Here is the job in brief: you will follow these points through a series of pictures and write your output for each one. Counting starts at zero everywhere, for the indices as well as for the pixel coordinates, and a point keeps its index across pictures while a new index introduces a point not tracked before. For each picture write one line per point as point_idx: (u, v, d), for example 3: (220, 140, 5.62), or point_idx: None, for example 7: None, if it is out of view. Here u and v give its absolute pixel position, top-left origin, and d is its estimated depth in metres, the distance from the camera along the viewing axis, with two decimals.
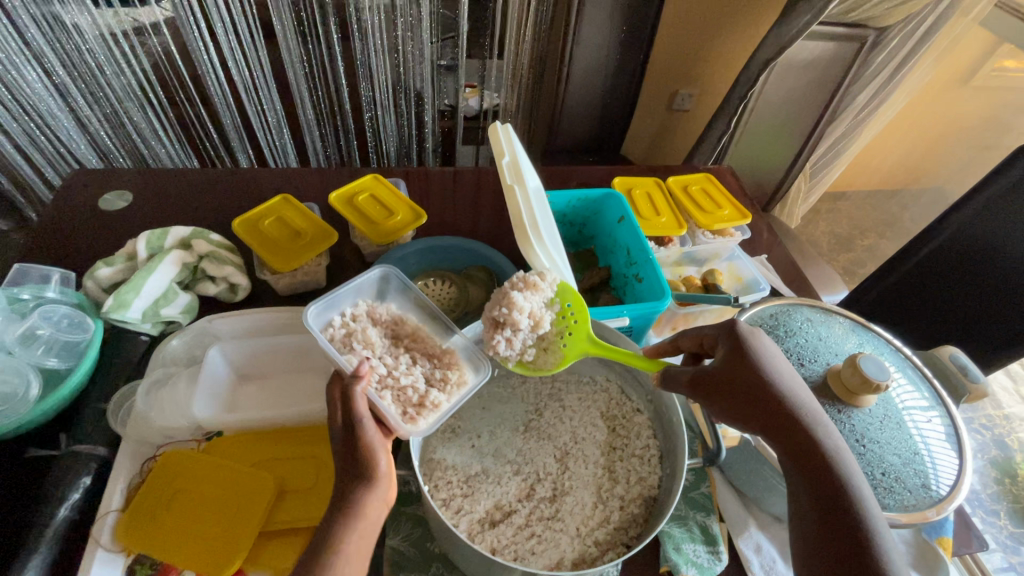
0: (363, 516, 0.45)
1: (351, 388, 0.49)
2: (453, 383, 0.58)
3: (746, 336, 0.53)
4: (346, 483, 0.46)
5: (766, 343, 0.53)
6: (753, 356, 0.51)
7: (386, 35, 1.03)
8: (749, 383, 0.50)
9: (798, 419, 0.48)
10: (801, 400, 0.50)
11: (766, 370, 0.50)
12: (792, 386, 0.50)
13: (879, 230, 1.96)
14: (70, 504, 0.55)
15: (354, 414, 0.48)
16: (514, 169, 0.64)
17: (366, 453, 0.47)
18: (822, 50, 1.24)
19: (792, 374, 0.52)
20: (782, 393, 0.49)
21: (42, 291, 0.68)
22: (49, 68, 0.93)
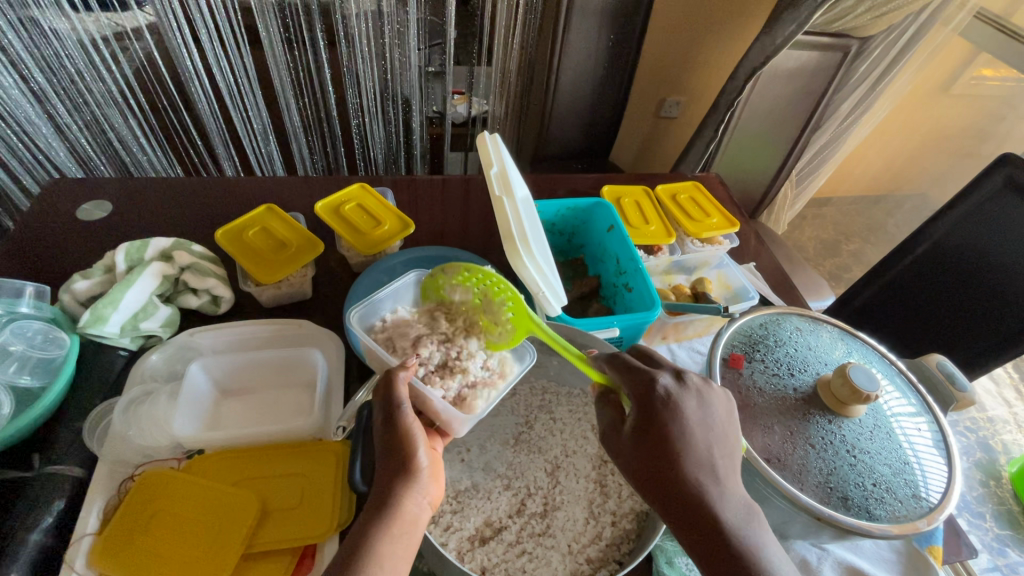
0: (398, 514, 0.46)
1: (395, 374, 0.51)
2: (498, 372, 0.59)
3: (657, 407, 0.47)
4: (389, 478, 0.48)
5: (683, 412, 0.47)
6: (660, 433, 0.47)
7: (373, 41, 1.02)
8: (646, 463, 0.47)
9: (700, 506, 0.45)
10: (708, 470, 0.46)
11: (672, 452, 0.46)
12: (700, 466, 0.46)
13: (863, 235, 1.98)
14: (42, 528, 0.53)
15: (393, 400, 0.50)
16: (503, 180, 0.63)
17: (406, 446, 0.49)
18: (808, 59, 1.26)
19: (705, 449, 0.47)
20: (687, 478, 0.46)
21: (15, 306, 0.65)
22: (27, 74, 0.91)
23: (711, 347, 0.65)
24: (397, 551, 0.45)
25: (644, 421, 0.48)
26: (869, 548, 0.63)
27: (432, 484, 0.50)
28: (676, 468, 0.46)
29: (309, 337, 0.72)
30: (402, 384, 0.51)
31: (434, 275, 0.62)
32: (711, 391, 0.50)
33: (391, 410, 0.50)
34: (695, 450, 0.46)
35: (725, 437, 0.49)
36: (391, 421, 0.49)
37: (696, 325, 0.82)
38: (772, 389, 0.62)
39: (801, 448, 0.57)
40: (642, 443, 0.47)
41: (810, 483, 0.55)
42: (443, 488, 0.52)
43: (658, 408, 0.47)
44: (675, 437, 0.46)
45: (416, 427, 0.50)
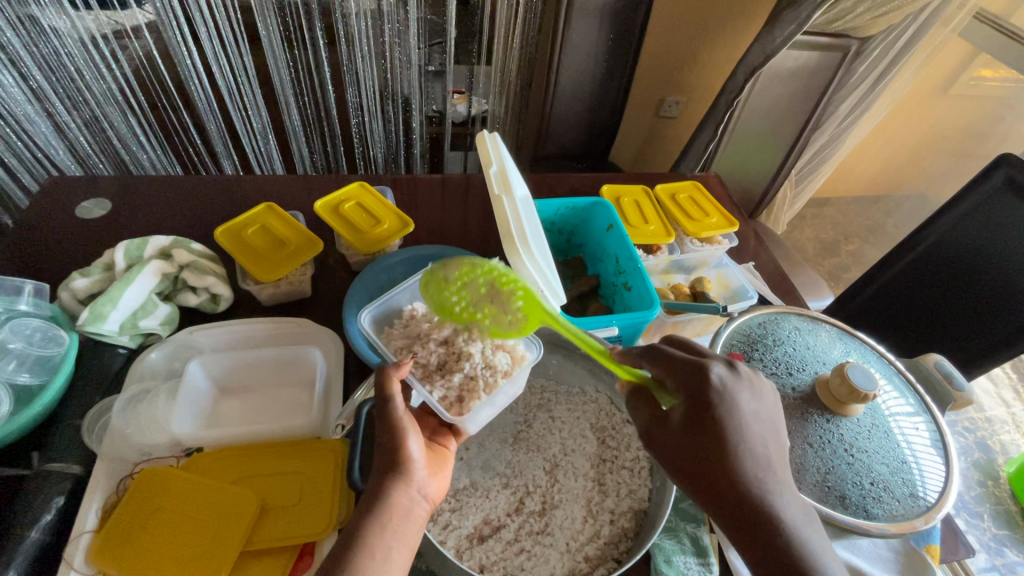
0: (389, 505, 0.47)
1: (388, 372, 0.52)
2: (501, 371, 0.57)
3: (714, 397, 0.47)
4: (383, 467, 0.49)
5: (738, 403, 0.47)
6: (715, 424, 0.46)
7: (373, 40, 1.02)
8: (697, 455, 0.46)
9: (755, 497, 0.44)
10: (760, 463, 0.46)
11: (727, 444, 0.45)
12: (752, 458, 0.46)
13: (862, 235, 1.98)
14: (42, 526, 0.53)
15: (386, 396, 0.51)
16: (502, 178, 0.63)
17: (396, 436, 0.50)
18: (808, 59, 1.26)
19: (758, 441, 0.46)
20: (741, 469, 0.45)
21: (14, 304, 0.65)
22: (26, 71, 0.91)
23: (709, 346, 0.65)
24: (390, 543, 0.45)
25: (697, 411, 0.47)
26: (866, 547, 0.63)
27: (426, 480, 0.51)
28: (730, 459, 0.45)
29: (308, 335, 0.72)
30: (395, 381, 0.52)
31: (433, 270, 0.59)
32: (758, 383, 0.50)
33: (384, 404, 0.51)
34: (747, 441, 0.46)
35: (772, 429, 0.48)
36: (384, 411, 0.51)
37: (695, 324, 0.82)
38: None
39: (799, 447, 0.57)
40: (693, 434, 0.46)
41: (808, 481, 0.55)
42: (440, 487, 0.52)
43: (713, 398, 0.47)
44: (730, 428, 0.46)
45: (408, 421, 0.51)
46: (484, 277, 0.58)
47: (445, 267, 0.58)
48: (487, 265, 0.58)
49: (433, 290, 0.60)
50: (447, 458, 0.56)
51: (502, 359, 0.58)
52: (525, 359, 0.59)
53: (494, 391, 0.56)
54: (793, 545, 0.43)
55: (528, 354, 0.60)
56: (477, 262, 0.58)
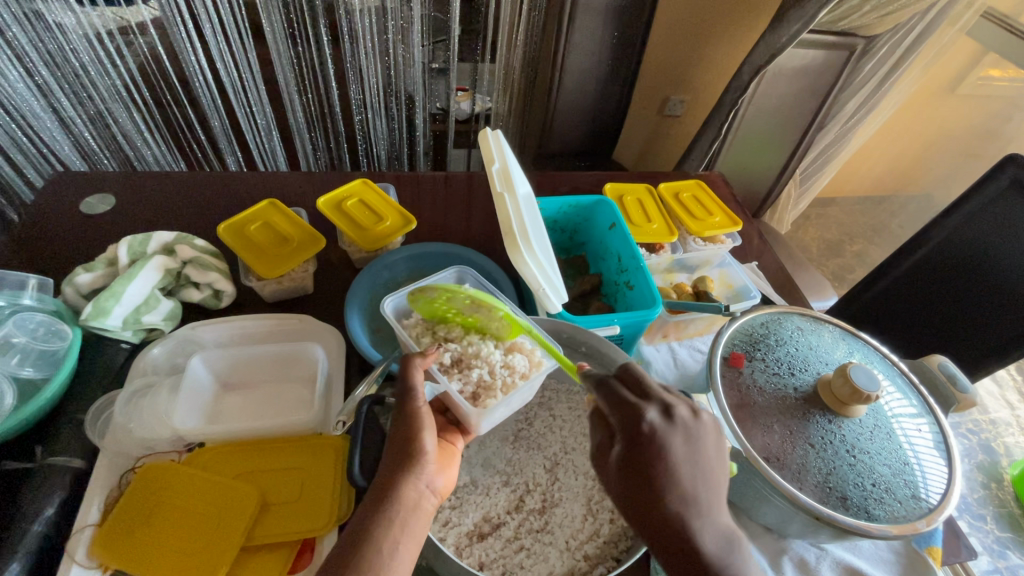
0: (400, 499, 0.47)
1: (412, 360, 0.52)
2: (521, 371, 0.56)
3: (643, 443, 0.44)
4: (396, 460, 0.49)
5: (668, 448, 0.44)
6: (644, 472, 0.44)
7: (377, 37, 1.02)
8: (626, 498, 0.45)
9: (682, 544, 0.43)
10: (693, 507, 0.44)
11: (656, 490, 0.43)
12: (686, 503, 0.44)
13: (867, 236, 1.97)
14: (44, 519, 0.53)
15: (409, 386, 0.51)
16: (504, 176, 0.63)
17: (414, 428, 0.50)
18: (813, 58, 1.25)
19: (692, 486, 0.44)
20: (669, 518, 0.43)
21: (18, 298, 0.66)
22: (31, 67, 0.91)
23: (712, 346, 0.65)
24: (396, 538, 0.45)
25: (629, 456, 0.45)
26: (867, 548, 0.63)
27: (436, 474, 0.51)
28: (660, 506, 0.43)
29: (311, 332, 0.73)
30: (419, 370, 0.52)
31: (415, 292, 0.58)
32: (700, 425, 0.46)
33: (406, 394, 0.51)
34: (680, 487, 0.44)
35: (711, 473, 0.45)
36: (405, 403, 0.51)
37: (697, 323, 0.82)
38: (772, 388, 0.61)
39: (801, 448, 0.57)
40: (626, 480, 0.45)
41: (809, 482, 0.55)
42: (450, 481, 0.53)
43: (648, 446, 0.44)
44: (660, 473, 0.44)
45: (425, 412, 0.52)
46: (463, 298, 0.56)
47: (425, 289, 0.57)
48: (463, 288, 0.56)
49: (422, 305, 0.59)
50: (454, 454, 0.57)
51: (521, 360, 0.57)
52: (543, 364, 0.58)
53: (511, 391, 0.55)
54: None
55: (546, 359, 0.59)
56: (453, 287, 0.56)
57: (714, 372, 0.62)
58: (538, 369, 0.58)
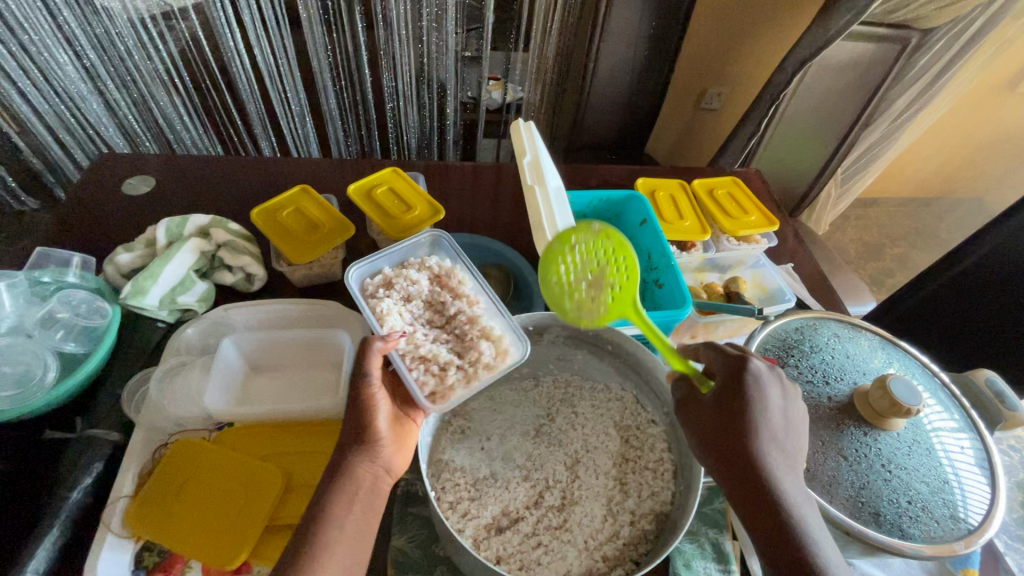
0: (355, 480, 0.50)
1: (370, 345, 0.53)
2: (483, 364, 0.58)
3: (742, 379, 0.50)
4: (350, 443, 0.52)
5: (767, 395, 0.50)
6: (738, 401, 0.49)
7: (411, 25, 1.02)
8: (721, 422, 0.50)
9: (768, 471, 0.46)
10: (781, 446, 0.48)
11: (747, 417, 0.48)
12: (775, 440, 0.48)
13: (910, 239, 1.89)
14: (82, 488, 0.55)
15: (365, 371, 0.53)
16: (535, 169, 0.62)
17: (365, 413, 0.52)
18: (862, 51, 1.19)
19: (781, 430, 0.49)
20: (756, 442, 0.47)
21: (63, 276, 0.69)
22: (80, 51, 0.95)
23: (743, 349, 0.63)
24: (353, 513, 0.48)
25: (731, 392, 0.50)
26: (898, 565, 0.61)
27: (393, 453, 0.53)
28: (753, 433, 0.48)
29: (336, 317, 0.73)
30: (376, 357, 0.53)
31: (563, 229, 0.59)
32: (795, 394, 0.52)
33: (360, 379, 0.53)
34: (771, 427, 0.48)
35: (798, 433, 0.50)
36: (359, 391, 0.53)
37: (727, 325, 0.80)
38: (804, 396, 0.59)
39: (833, 459, 0.55)
40: (722, 409, 0.50)
41: (840, 495, 0.53)
42: (409, 458, 0.55)
43: (752, 388, 0.50)
44: (757, 409, 0.49)
45: (378, 395, 0.54)
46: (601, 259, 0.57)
47: (582, 226, 0.57)
48: (612, 247, 0.56)
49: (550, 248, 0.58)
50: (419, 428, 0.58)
51: (484, 351, 0.58)
52: (508, 355, 0.58)
53: (471, 383, 0.57)
54: (785, 513, 0.45)
55: (513, 349, 0.59)
56: (610, 238, 0.57)
57: None
58: (503, 361, 0.58)
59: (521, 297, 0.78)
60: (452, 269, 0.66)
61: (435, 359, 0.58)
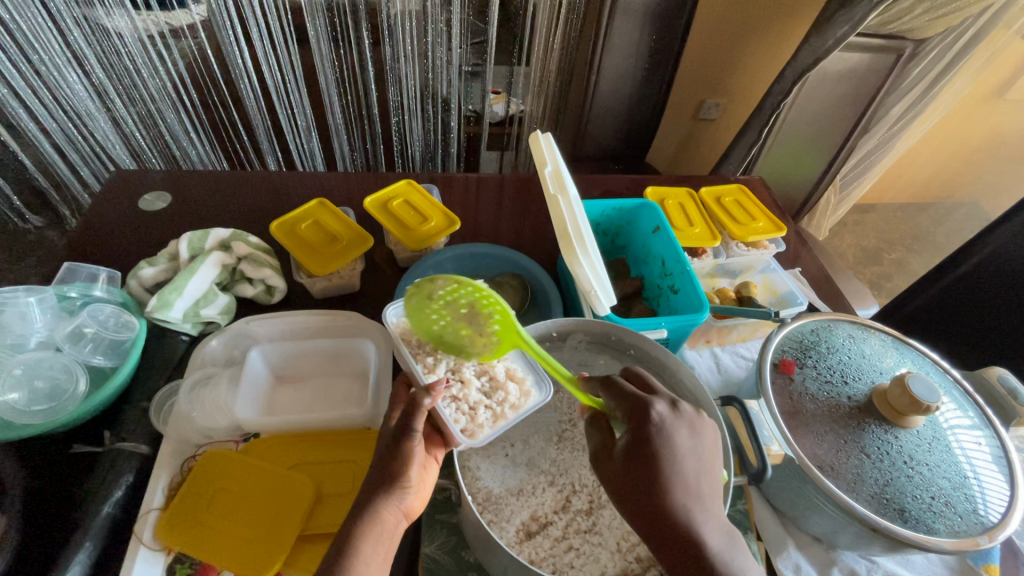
0: (376, 519, 0.49)
1: (418, 400, 0.50)
2: (511, 405, 0.55)
3: (649, 433, 0.46)
4: (367, 493, 0.50)
5: (673, 440, 0.46)
6: (648, 457, 0.46)
7: (417, 40, 1.04)
8: (640, 479, 0.45)
9: (681, 526, 0.44)
10: (692, 497, 0.45)
11: (659, 484, 0.45)
12: (687, 493, 0.45)
13: (907, 243, 1.92)
14: (113, 502, 0.56)
15: (412, 425, 0.51)
16: (557, 179, 0.64)
17: (401, 463, 0.51)
18: (859, 61, 1.23)
19: (692, 478, 0.45)
20: (669, 506, 0.44)
21: (90, 290, 0.69)
22: (89, 69, 0.96)
23: (762, 351, 0.64)
24: (378, 551, 0.48)
25: (633, 446, 0.47)
26: (919, 562, 0.62)
27: (414, 494, 0.52)
28: (657, 486, 0.44)
29: (357, 327, 0.73)
30: (422, 411, 0.50)
31: (420, 284, 0.55)
32: (703, 424, 0.49)
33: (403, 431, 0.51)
34: (678, 476, 0.45)
35: (712, 468, 0.47)
36: (399, 445, 0.51)
37: (741, 329, 0.81)
38: (824, 397, 0.61)
39: (856, 457, 0.56)
40: (632, 467, 0.46)
41: (864, 492, 0.54)
42: (425, 500, 0.54)
43: (654, 437, 0.46)
44: (664, 464, 0.45)
45: (417, 445, 0.52)
46: (466, 300, 0.54)
47: (433, 282, 0.54)
48: (472, 284, 0.54)
49: (416, 304, 0.56)
50: (434, 470, 0.56)
51: (512, 391, 0.55)
52: (532, 396, 0.56)
53: (500, 422, 0.54)
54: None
55: (535, 391, 0.56)
56: (465, 281, 0.54)
57: (765, 378, 0.61)
58: (527, 401, 0.55)
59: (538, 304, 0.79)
60: None
61: (469, 394, 0.55)
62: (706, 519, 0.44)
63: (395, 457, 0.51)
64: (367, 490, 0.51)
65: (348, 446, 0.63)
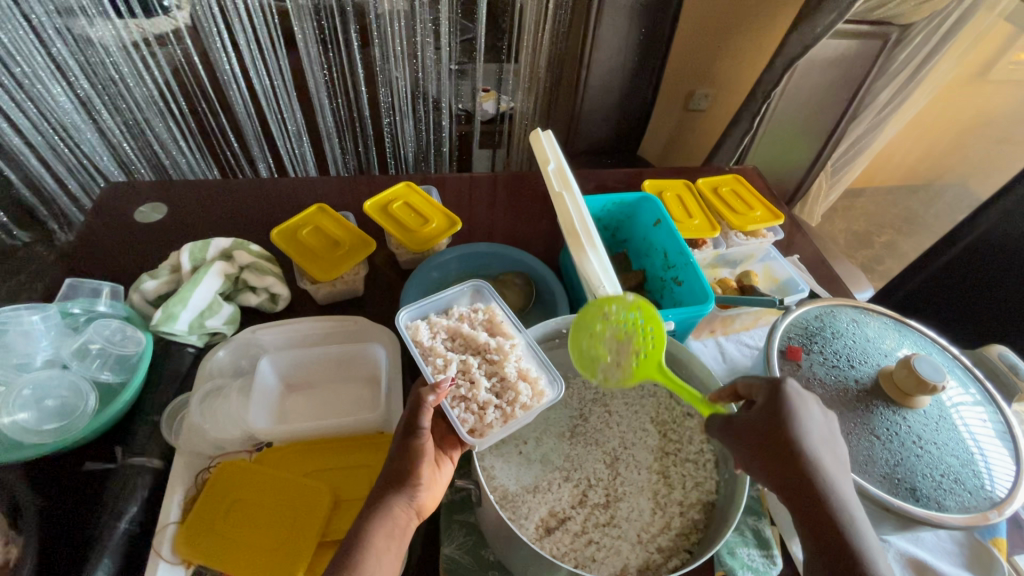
0: (390, 516, 0.49)
1: (424, 398, 0.51)
2: (522, 405, 0.55)
3: (791, 403, 0.47)
4: (386, 497, 0.50)
5: (808, 410, 0.48)
6: (791, 420, 0.47)
7: (405, 40, 1.04)
8: (781, 440, 0.46)
9: (822, 486, 0.45)
10: (827, 463, 0.47)
11: (798, 443, 0.46)
12: (825, 459, 0.47)
13: (897, 226, 1.95)
14: (129, 518, 0.55)
15: (419, 422, 0.51)
16: (560, 176, 0.65)
17: (413, 460, 0.51)
18: (846, 48, 1.24)
19: (825, 447, 0.47)
20: (811, 468, 0.46)
21: (93, 306, 0.69)
22: (74, 81, 0.95)
23: (769, 339, 0.65)
24: (391, 550, 0.48)
25: (771, 409, 0.48)
26: (930, 540, 0.63)
27: (426, 491, 0.52)
28: (801, 449, 0.46)
29: (365, 332, 0.73)
30: (427, 408, 0.51)
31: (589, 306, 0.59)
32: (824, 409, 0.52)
33: (411, 428, 0.51)
34: (818, 441, 0.47)
35: (834, 442, 0.50)
36: (410, 443, 0.51)
37: (744, 318, 0.82)
38: (832, 381, 0.62)
39: (866, 440, 0.57)
40: (774, 432, 0.47)
41: (876, 473, 0.55)
42: (437, 497, 0.53)
43: (798, 405, 0.48)
44: (804, 430, 0.47)
45: (426, 440, 0.52)
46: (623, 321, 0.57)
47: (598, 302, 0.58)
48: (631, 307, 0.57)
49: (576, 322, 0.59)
50: (448, 471, 0.56)
51: (523, 391, 0.55)
52: (545, 396, 0.56)
53: (510, 422, 0.54)
54: (864, 562, 0.43)
55: (549, 391, 0.57)
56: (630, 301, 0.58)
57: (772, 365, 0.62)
58: (540, 402, 0.56)
59: (543, 301, 0.80)
60: (496, 312, 0.63)
61: (478, 393, 0.55)
62: (841, 483, 0.47)
63: (408, 455, 0.51)
64: (380, 487, 0.51)
65: (362, 451, 0.63)
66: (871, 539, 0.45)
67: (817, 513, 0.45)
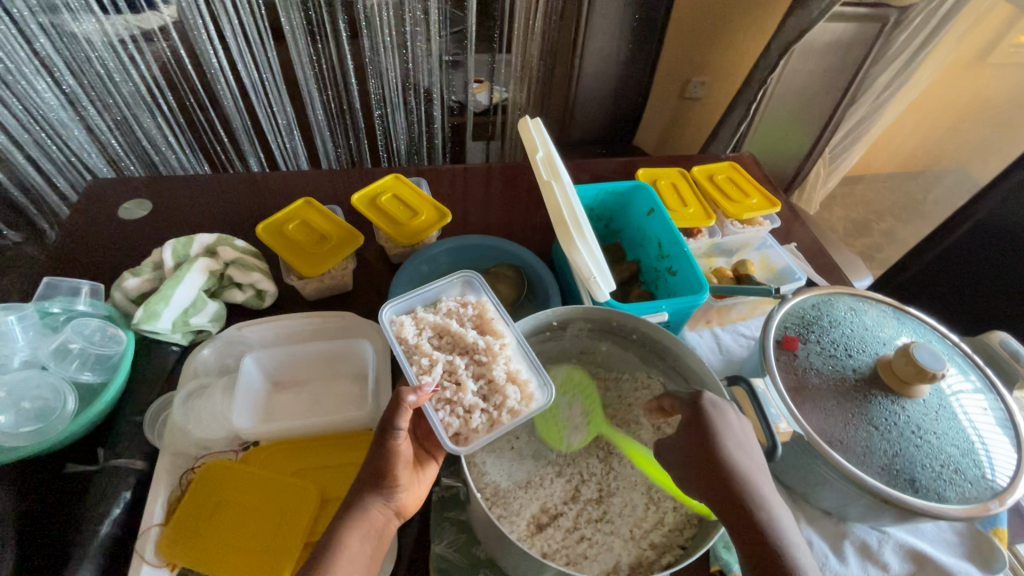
0: (366, 518, 0.48)
1: (402, 399, 0.49)
2: (509, 410, 0.53)
3: (708, 416, 0.49)
4: (370, 498, 0.49)
5: (727, 420, 0.50)
6: (707, 430, 0.49)
7: (394, 30, 1.01)
8: (702, 450, 0.48)
9: (742, 491, 0.46)
10: (751, 470, 0.47)
11: (719, 452, 0.47)
12: (747, 464, 0.48)
13: (896, 213, 1.93)
14: (111, 521, 0.54)
15: (395, 424, 0.49)
16: (549, 164, 0.64)
17: (393, 462, 0.49)
18: (845, 31, 1.22)
19: (748, 454, 0.48)
20: (731, 474, 0.46)
21: (73, 304, 0.67)
22: (59, 77, 0.93)
23: (765, 328, 0.64)
24: (363, 548, 0.47)
25: (691, 423, 0.50)
26: (929, 530, 0.62)
27: (406, 493, 0.51)
28: (719, 458, 0.47)
29: (353, 327, 0.72)
30: (405, 412, 0.49)
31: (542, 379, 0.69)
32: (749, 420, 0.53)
33: (386, 433, 0.49)
34: (738, 448, 0.48)
35: (760, 452, 0.51)
36: (385, 445, 0.50)
37: (740, 307, 0.82)
38: (829, 371, 0.60)
39: (864, 430, 0.56)
40: (696, 444, 0.49)
41: (874, 464, 0.54)
42: (419, 497, 0.53)
43: (714, 416, 0.49)
44: (723, 438, 0.48)
45: (404, 444, 0.50)
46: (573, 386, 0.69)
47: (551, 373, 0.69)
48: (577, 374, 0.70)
49: None
50: (432, 470, 0.55)
51: (511, 395, 0.53)
52: (534, 401, 0.54)
53: (496, 427, 0.53)
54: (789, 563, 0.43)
55: (538, 395, 0.55)
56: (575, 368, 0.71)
57: (768, 355, 0.61)
58: (529, 406, 0.54)
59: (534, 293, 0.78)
60: (486, 307, 0.60)
61: (463, 397, 0.53)
62: (767, 488, 0.47)
63: (387, 456, 0.49)
64: (358, 486, 0.50)
65: (350, 449, 0.61)
66: (801, 545, 0.44)
67: (740, 519, 0.45)
